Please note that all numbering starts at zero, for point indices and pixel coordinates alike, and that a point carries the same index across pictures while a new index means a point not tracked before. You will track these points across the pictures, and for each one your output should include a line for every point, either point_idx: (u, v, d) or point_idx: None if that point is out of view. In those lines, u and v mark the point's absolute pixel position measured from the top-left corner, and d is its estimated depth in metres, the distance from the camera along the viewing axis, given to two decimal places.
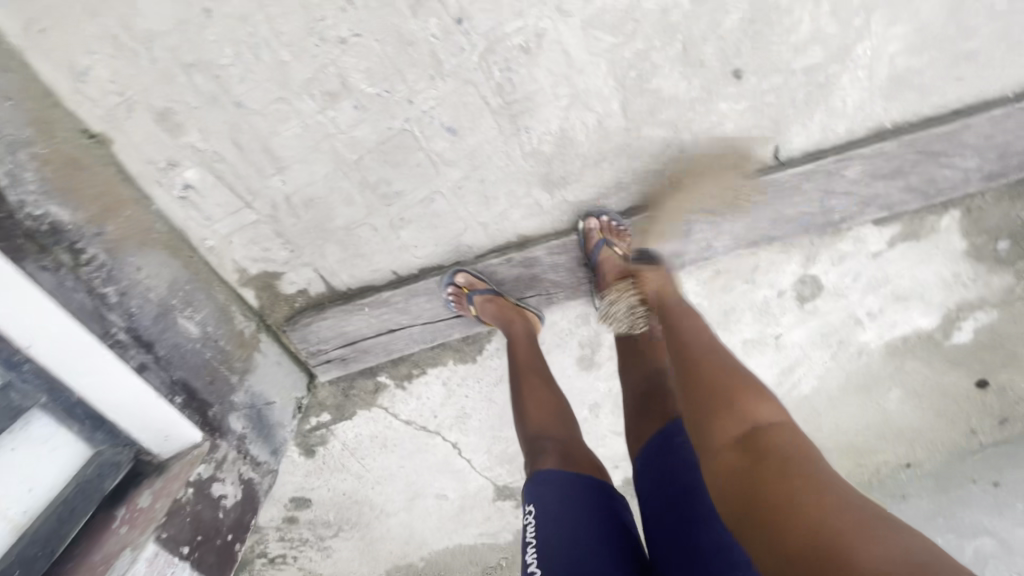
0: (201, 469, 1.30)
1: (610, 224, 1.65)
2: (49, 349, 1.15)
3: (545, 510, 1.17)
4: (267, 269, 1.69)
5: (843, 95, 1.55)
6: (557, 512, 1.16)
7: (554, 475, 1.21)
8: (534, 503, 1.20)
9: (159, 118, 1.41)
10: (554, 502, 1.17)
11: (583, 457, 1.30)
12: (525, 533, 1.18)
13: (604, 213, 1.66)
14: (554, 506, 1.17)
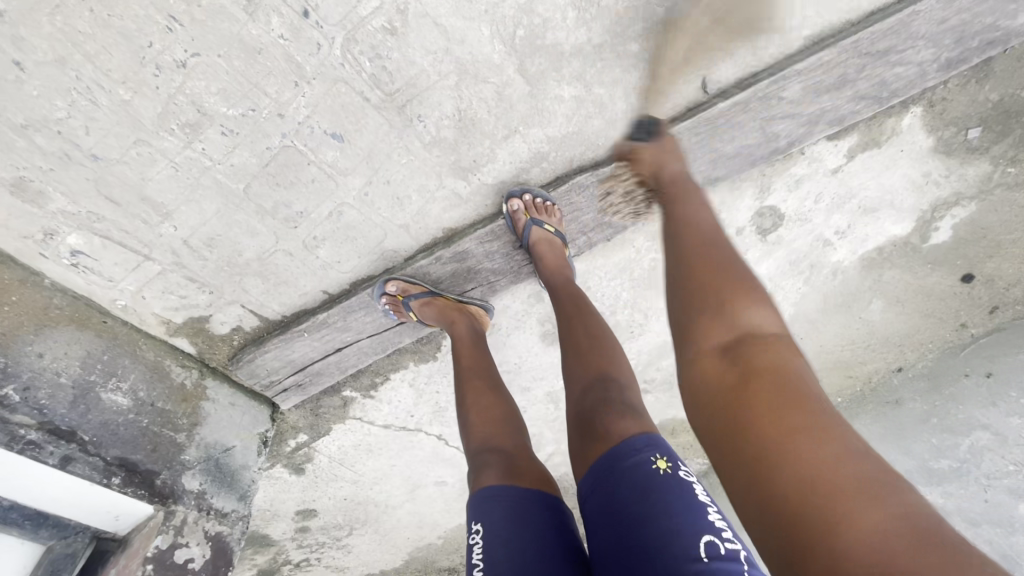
0: (158, 541, 1.29)
1: (535, 202, 1.52)
2: None
3: (490, 528, 1.13)
4: (192, 316, 1.60)
5: (767, 6, 1.36)
6: (506, 534, 1.10)
7: (499, 491, 1.17)
8: (479, 520, 1.16)
9: (15, 189, 1.30)
10: (498, 520, 1.13)
11: (530, 470, 1.25)
12: (471, 552, 1.14)
13: (525, 191, 1.52)
14: (502, 528, 1.12)
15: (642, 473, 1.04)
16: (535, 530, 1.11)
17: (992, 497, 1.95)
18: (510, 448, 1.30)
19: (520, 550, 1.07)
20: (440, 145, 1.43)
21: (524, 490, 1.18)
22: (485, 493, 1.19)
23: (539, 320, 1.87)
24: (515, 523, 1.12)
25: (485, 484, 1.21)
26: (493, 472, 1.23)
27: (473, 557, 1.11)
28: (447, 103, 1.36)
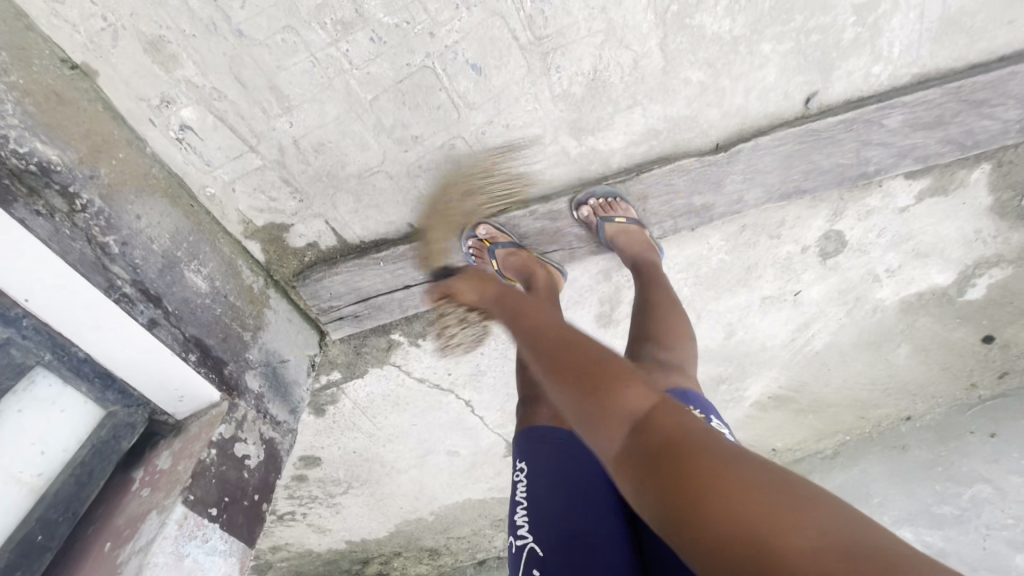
0: (222, 428, 1.22)
1: (600, 202, 1.60)
2: (50, 306, 1.05)
3: (539, 468, 1.07)
4: (274, 221, 1.58)
5: (891, 38, 1.47)
6: (552, 475, 1.05)
7: (552, 432, 1.11)
8: (526, 459, 1.11)
9: (150, 48, 1.27)
10: (546, 460, 1.07)
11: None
12: (515, 490, 1.10)
13: (590, 195, 1.61)
14: (548, 466, 1.06)
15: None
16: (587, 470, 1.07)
17: (992, 545, 2.11)
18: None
19: (573, 486, 1.03)
20: (567, 100, 1.47)
21: (579, 433, 1.12)
22: (536, 432, 1.13)
23: (600, 299, 1.89)
24: (569, 461, 1.07)
25: (535, 423, 1.15)
26: (547, 411, 1.17)
27: (520, 495, 1.07)
28: (587, 60, 1.41)
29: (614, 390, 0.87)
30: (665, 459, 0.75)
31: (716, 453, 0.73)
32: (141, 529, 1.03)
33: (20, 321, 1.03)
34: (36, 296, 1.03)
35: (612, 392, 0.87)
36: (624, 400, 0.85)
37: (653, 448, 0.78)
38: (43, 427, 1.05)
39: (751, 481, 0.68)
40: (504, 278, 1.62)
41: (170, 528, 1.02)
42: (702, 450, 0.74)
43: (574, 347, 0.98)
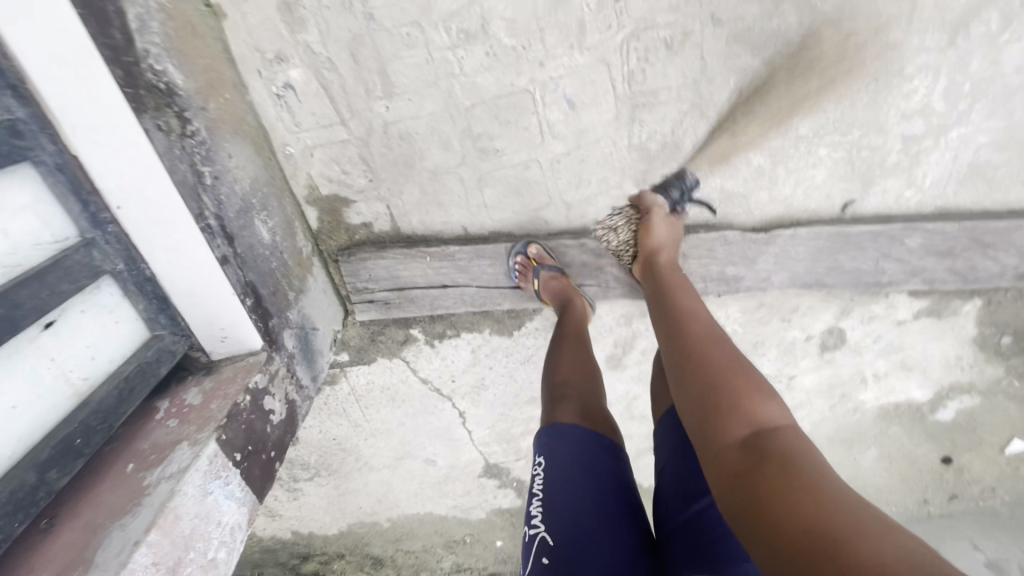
0: (258, 377, 1.22)
1: (662, 209, 1.56)
2: (136, 217, 1.06)
3: (555, 464, 1.16)
4: (338, 193, 1.62)
5: (926, 170, 1.67)
6: (568, 472, 1.14)
7: (572, 430, 1.21)
8: (545, 452, 1.19)
9: (283, 6, 1.33)
10: (563, 458, 1.16)
11: (598, 416, 1.29)
12: (532, 484, 1.18)
13: (656, 200, 1.56)
14: (566, 464, 1.15)
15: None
16: (599, 471, 1.15)
17: None
18: (583, 388, 1.37)
19: (582, 484, 1.12)
20: (640, 152, 1.60)
21: (596, 435, 1.22)
22: (556, 430, 1.22)
23: (615, 340, 1.97)
24: (581, 460, 1.16)
25: (558, 418, 1.26)
26: (568, 411, 1.27)
27: (536, 486, 1.15)
28: (668, 122, 1.55)
29: (750, 406, 0.95)
30: (762, 461, 0.83)
31: (807, 467, 0.79)
32: (169, 457, 1.00)
33: (106, 226, 1.04)
34: (128, 205, 1.04)
35: (747, 407, 0.95)
36: (754, 412, 0.94)
37: (751, 446, 0.88)
38: (97, 330, 1.02)
39: (837, 502, 0.72)
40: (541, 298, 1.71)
41: (202, 462, 0.99)
42: (793, 460, 0.82)
43: (704, 360, 1.09)
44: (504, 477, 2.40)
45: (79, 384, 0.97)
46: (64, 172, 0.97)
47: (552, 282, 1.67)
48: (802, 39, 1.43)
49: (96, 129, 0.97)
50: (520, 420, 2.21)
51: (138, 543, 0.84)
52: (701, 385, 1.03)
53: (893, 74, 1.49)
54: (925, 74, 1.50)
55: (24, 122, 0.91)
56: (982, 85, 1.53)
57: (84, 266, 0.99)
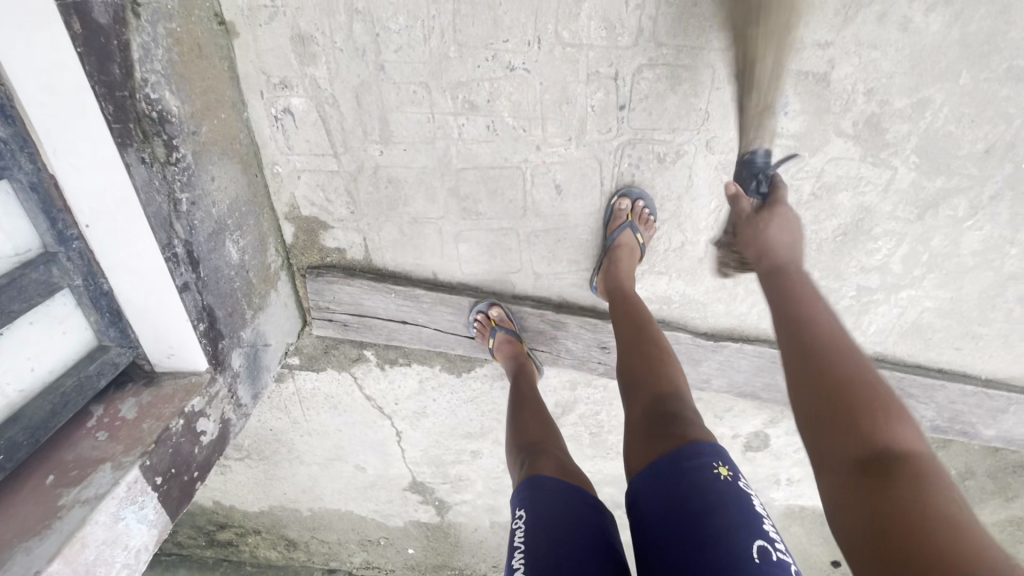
0: (196, 401, 1.26)
1: (643, 211, 1.53)
2: (102, 238, 1.08)
3: (537, 515, 1.08)
4: (318, 217, 1.64)
5: (872, 318, 1.77)
6: (548, 519, 1.06)
7: (553, 483, 1.15)
8: (527, 506, 1.12)
9: (297, 39, 1.34)
10: (545, 505, 1.09)
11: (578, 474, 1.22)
12: (513, 539, 1.08)
13: (641, 196, 1.53)
14: (546, 511, 1.08)
15: (703, 476, 0.96)
16: (589, 522, 1.06)
17: None
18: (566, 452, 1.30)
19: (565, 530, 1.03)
20: None
21: (583, 493, 1.14)
22: (541, 481, 1.16)
23: (556, 401, 2.06)
24: (562, 512, 1.07)
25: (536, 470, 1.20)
26: (550, 464, 1.22)
27: (517, 539, 1.05)
28: None
29: (881, 419, 0.86)
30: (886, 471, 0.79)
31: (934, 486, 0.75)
32: (89, 477, 1.05)
33: (71, 243, 1.06)
34: (96, 226, 1.07)
35: (870, 422, 0.86)
36: (882, 424, 0.85)
37: (870, 453, 0.82)
38: (42, 342, 1.04)
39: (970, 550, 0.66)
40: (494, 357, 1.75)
41: (119, 489, 1.04)
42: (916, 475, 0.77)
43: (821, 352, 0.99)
44: (428, 495, 2.49)
45: (15, 394, 1.00)
46: (36, 191, 0.98)
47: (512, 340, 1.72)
48: (785, 184, 1.50)
49: (75, 155, 0.98)
50: (453, 449, 2.29)
51: (38, 572, 0.88)
52: (817, 383, 0.95)
53: (860, 231, 1.58)
54: (889, 238, 1.59)
55: (4, 141, 0.92)
56: (938, 259, 1.62)
57: (40, 283, 1.00)
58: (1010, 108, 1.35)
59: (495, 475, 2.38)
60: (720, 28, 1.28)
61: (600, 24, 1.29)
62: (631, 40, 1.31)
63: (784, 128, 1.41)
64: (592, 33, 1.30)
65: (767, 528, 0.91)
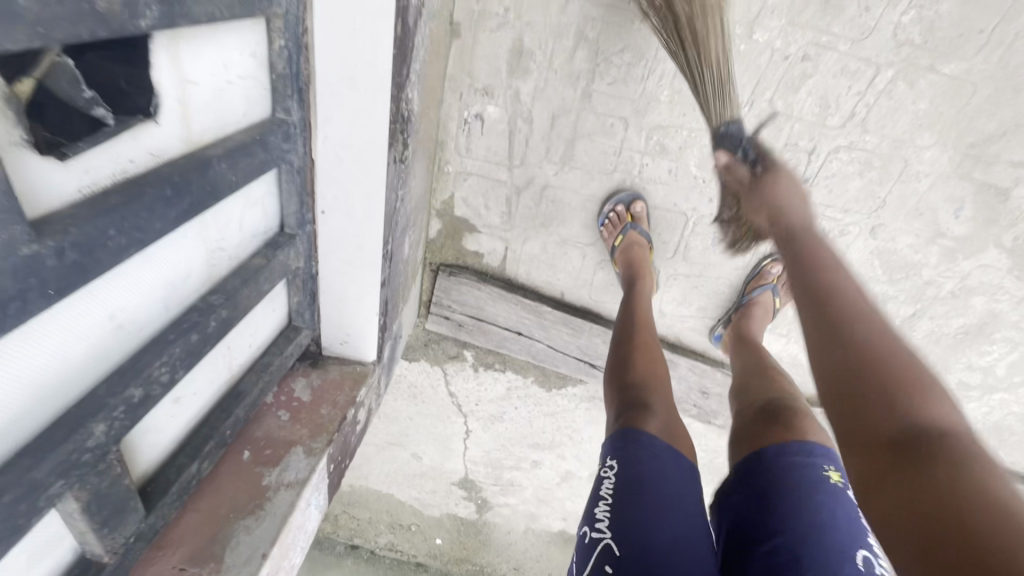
0: (362, 392, 1.28)
1: None
2: (331, 225, 1.09)
3: (629, 468, 1.08)
4: (469, 220, 1.66)
5: (959, 412, 1.87)
6: (642, 479, 1.06)
7: (653, 444, 1.11)
8: (620, 458, 1.11)
9: (516, 52, 1.34)
10: (640, 462, 1.09)
11: (680, 427, 1.20)
12: (601, 484, 1.11)
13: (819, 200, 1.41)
14: (641, 470, 1.08)
15: (807, 475, 1.04)
16: (676, 489, 1.07)
17: None
18: (667, 401, 1.24)
19: (659, 498, 1.04)
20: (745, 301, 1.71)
21: (676, 453, 1.13)
22: (636, 437, 1.12)
23: None
24: (656, 471, 1.08)
25: (636, 425, 1.15)
26: (654, 422, 1.16)
27: (606, 490, 1.08)
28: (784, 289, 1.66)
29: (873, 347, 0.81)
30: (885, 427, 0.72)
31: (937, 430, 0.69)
32: (285, 460, 1.06)
33: (306, 226, 1.06)
34: (331, 214, 1.07)
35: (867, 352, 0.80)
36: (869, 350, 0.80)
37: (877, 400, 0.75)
38: (261, 318, 1.04)
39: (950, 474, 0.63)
40: (614, 254, 1.60)
41: (314, 476, 1.06)
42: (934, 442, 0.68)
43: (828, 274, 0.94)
44: (474, 493, 2.53)
45: (236, 368, 1.00)
46: (299, 175, 0.98)
47: (653, 289, 1.60)
48: (929, 278, 1.57)
49: (343, 147, 0.99)
50: (516, 456, 2.33)
51: (265, 556, 0.91)
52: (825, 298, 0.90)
53: (982, 334, 1.66)
54: (1004, 345, 1.68)
55: (294, 124, 0.92)
56: None
57: (282, 264, 1.00)
58: None
59: (547, 486, 2.43)
60: (927, 129, 1.33)
61: (816, 101, 1.32)
62: (840, 122, 1.34)
63: (950, 230, 1.47)
64: (806, 107, 1.33)
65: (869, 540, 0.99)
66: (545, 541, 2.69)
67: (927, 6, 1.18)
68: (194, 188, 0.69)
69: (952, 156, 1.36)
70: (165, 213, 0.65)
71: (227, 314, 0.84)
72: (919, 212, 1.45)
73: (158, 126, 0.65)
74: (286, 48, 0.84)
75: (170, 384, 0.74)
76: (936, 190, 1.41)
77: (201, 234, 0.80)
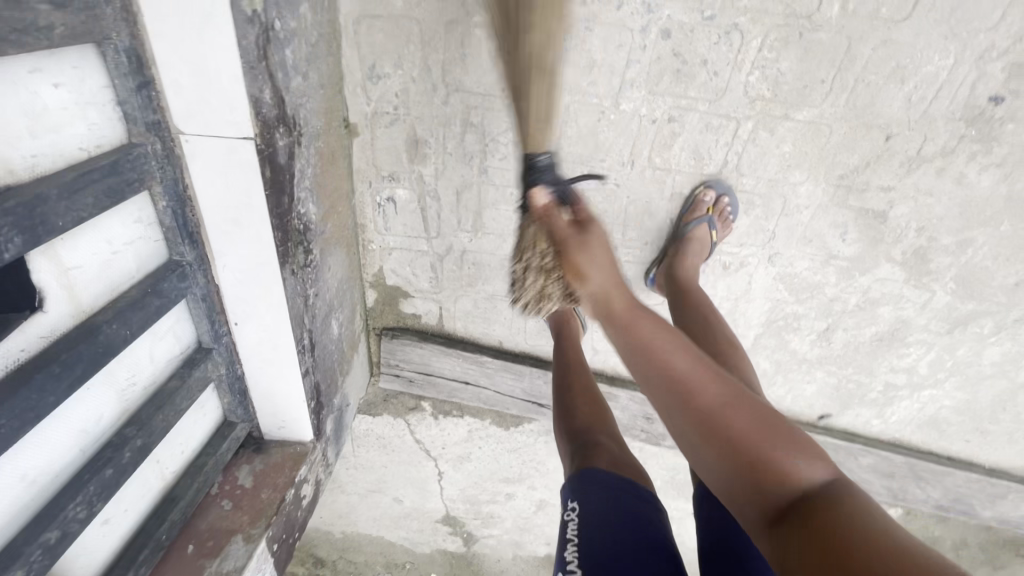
0: (303, 471, 1.40)
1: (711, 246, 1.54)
2: (246, 333, 1.21)
3: (592, 511, 1.07)
4: (401, 287, 1.78)
5: (895, 410, 1.95)
6: (603, 514, 1.06)
7: (605, 480, 1.11)
8: (579, 498, 1.10)
9: (412, 141, 1.46)
10: (600, 499, 1.08)
11: (634, 465, 1.18)
12: (566, 530, 1.09)
13: (726, 191, 1.45)
14: (602, 505, 1.07)
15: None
16: (644, 519, 1.06)
17: None
18: (615, 442, 1.22)
19: (626, 526, 1.03)
20: None
21: (632, 488, 1.11)
22: (590, 476, 1.12)
23: None
24: (618, 505, 1.07)
25: (587, 465, 1.14)
26: (602, 457, 1.16)
27: (570, 532, 1.06)
28: None
29: (793, 471, 0.78)
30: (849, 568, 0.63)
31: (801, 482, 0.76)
32: (225, 550, 1.18)
33: (221, 339, 1.18)
34: (243, 324, 1.19)
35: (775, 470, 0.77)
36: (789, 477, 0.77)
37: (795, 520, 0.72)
38: (191, 425, 1.17)
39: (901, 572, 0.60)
40: None
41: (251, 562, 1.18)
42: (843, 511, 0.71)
43: (722, 411, 0.84)
44: (458, 528, 2.64)
45: (169, 476, 1.12)
46: (206, 300, 1.11)
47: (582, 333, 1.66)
48: (834, 295, 1.66)
49: (241, 271, 1.11)
50: (490, 491, 2.43)
51: None
52: (731, 441, 0.81)
53: (896, 338, 1.75)
54: (919, 346, 1.76)
55: (190, 263, 1.04)
56: (960, 366, 1.80)
57: (200, 379, 1.12)
58: None
59: (524, 515, 2.53)
60: (796, 168, 1.43)
61: (690, 155, 1.43)
62: (716, 169, 1.45)
63: (841, 251, 1.57)
64: (682, 161, 1.44)
65: None
66: (535, 566, 2.78)
67: (769, 66, 1.28)
68: (85, 355, 0.81)
69: (825, 188, 1.46)
70: (57, 385, 0.77)
71: (142, 441, 0.96)
72: (808, 239, 1.55)
73: (45, 312, 0.77)
74: (169, 207, 0.97)
75: (88, 517, 0.86)
76: (819, 219, 1.51)
77: (110, 380, 0.92)
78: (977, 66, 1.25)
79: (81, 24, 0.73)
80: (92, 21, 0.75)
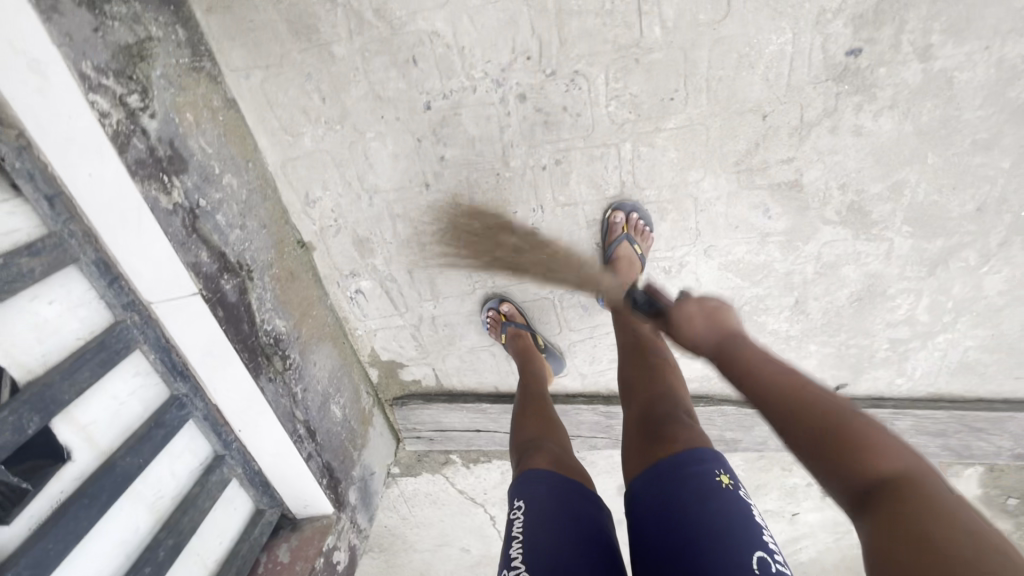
0: (330, 539, 1.63)
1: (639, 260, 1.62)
2: (250, 435, 1.50)
3: (536, 508, 1.11)
4: (395, 360, 2.01)
5: (915, 363, 1.83)
6: (548, 512, 1.09)
7: (548, 477, 1.17)
8: (524, 497, 1.15)
9: (357, 242, 1.72)
10: (544, 498, 1.12)
11: (575, 466, 1.25)
12: (510, 527, 1.11)
13: (634, 209, 1.56)
14: (547, 505, 1.11)
15: (703, 482, 1.01)
16: (586, 516, 1.10)
17: None
18: (559, 445, 1.31)
19: (572, 524, 1.07)
20: None
21: (572, 483, 1.17)
22: (534, 476, 1.18)
23: None
24: (562, 501, 1.12)
25: (531, 466, 1.22)
26: (544, 459, 1.24)
27: (516, 528, 1.08)
28: None
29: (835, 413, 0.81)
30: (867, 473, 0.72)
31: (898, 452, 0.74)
32: None
33: (231, 445, 1.47)
34: (245, 429, 1.48)
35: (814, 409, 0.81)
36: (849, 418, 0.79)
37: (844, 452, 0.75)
38: (223, 517, 1.45)
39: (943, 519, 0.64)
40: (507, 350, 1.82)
41: None
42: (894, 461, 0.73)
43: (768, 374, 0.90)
44: None
45: (212, 562, 1.39)
46: (208, 417, 1.41)
47: (547, 369, 1.79)
48: (787, 270, 1.66)
49: (228, 388, 1.40)
50: None
51: None
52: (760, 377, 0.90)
53: (876, 292, 1.68)
54: (907, 294, 1.68)
55: (185, 394, 1.35)
56: (964, 304, 1.68)
57: (219, 481, 1.42)
58: (987, 172, 1.44)
59: None
60: (690, 168, 1.50)
61: (588, 185, 1.56)
62: (617, 190, 1.56)
63: (773, 227, 1.58)
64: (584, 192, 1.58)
65: (767, 540, 0.96)
66: None
67: (621, 94, 1.40)
68: (107, 485, 1.11)
69: (727, 177, 1.51)
70: (88, 512, 1.07)
71: (173, 540, 1.24)
72: (734, 225, 1.59)
73: (73, 460, 1.08)
74: (158, 357, 1.28)
75: None
76: (735, 205, 1.55)
77: (140, 497, 1.21)
78: (819, 31, 1.29)
79: (56, 258, 1.06)
80: (63, 253, 1.08)
